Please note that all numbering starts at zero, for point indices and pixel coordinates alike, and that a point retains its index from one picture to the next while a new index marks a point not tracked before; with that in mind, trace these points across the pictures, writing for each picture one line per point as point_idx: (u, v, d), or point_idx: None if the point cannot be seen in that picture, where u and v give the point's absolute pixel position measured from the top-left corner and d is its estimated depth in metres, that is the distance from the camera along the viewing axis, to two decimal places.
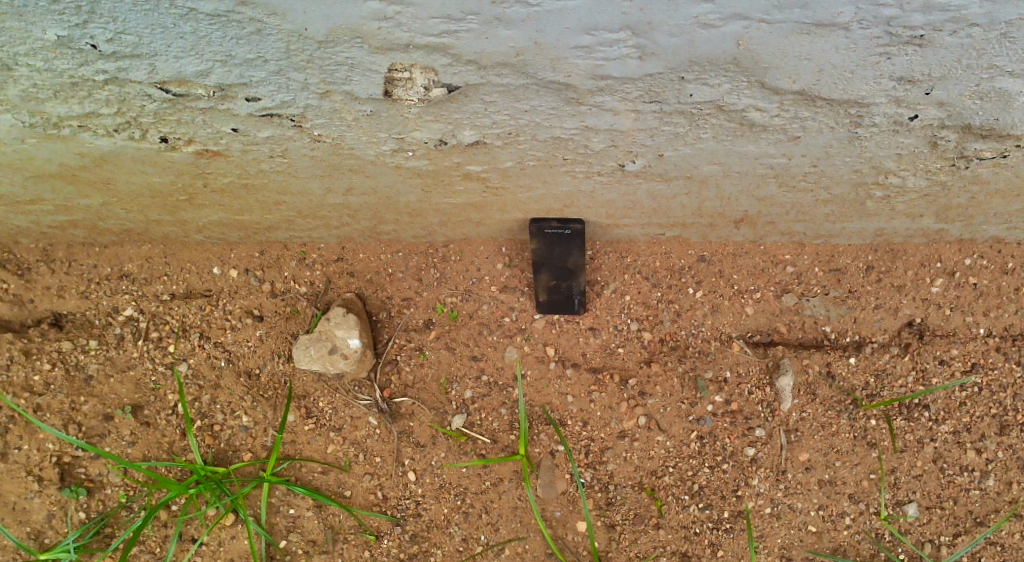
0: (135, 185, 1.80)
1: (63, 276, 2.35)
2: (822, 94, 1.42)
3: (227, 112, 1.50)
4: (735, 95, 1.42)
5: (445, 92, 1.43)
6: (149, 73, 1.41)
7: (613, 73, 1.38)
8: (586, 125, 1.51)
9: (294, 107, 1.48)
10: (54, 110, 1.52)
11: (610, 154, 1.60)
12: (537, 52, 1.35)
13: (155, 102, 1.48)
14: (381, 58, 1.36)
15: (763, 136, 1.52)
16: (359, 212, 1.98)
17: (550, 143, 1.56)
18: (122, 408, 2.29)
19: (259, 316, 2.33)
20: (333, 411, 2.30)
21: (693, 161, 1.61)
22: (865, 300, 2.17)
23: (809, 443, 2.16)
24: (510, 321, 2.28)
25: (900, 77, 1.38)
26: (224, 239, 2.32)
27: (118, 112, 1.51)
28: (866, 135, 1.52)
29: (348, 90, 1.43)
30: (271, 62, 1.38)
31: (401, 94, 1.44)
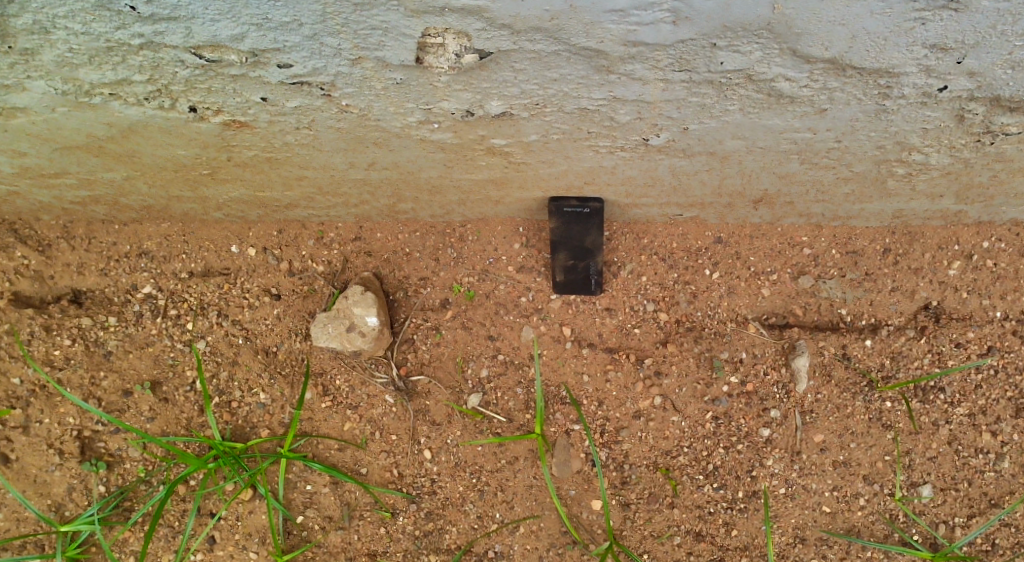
0: (160, 158, 1.81)
1: (83, 253, 2.37)
2: (853, 63, 1.43)
3: (258, 79, 1.51)
4: (766, 63, 1.43)
5: (476, 58, 1.44)
6: (185, 37, 1.42)
7: (645, 39, 1.39)
8: (614, 96, 1.52)
9: (325, 75, 1.50)
10: (88, 77, 1.53)
11: (635, 127, 1.61)
12: (572, 16, 1.36)
13: (188, 69, 1.49)
14: (416, 22, 1.38)
15: (790, 108, 1.53)
16: (379, 189, 1.99)
17: (577, 115, 1.57)
18: (141, 384, 2.31)
19: (276, 294, 2.35)
20: (349, 389, 2.31)
21: (717, 135, 1.61)
22: (881, 283, 2.18)
23: (824, 424, 2.17)
24: (527, 301, 2.29)
25: (933, 44, 1.39)
26: (243, 217, 2.34)
27: (150, 79, 1.52)
28: (894, 107, 1.53)
29: (380, 56, 1.44)
30: (306, 26, 1.39)
31: (432, 61, 1.45)
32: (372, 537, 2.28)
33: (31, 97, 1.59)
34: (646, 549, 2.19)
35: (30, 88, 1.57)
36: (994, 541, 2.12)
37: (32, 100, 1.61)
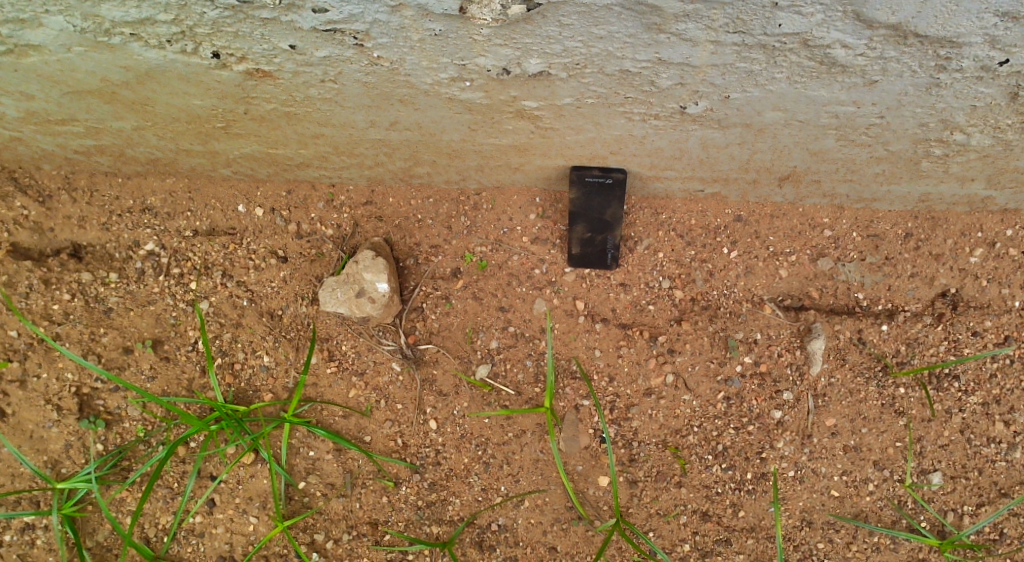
0: (174, 108, 1.75)
1: (85, 206, 2.32)
2: (918, 30, 1.40)
3: (290, 24, 1.46)
4: (825, 27, 1.39)
5: (524, 9, 1.39)
6: None
7: None
8: (660, 58, 1.47)
9: (360, 23, 1.44)
10: (109, 14, 1.47)
11: (674, 94, 1.56)
12: None
13: (216, 9, 1.43)
14: None
15: (840, 78, 1.49)
16: (397, 150, 1.94)
17: (616, 78, 1.53)
18: (141, 342, 2.26)
19: (283, 257, 2.31)
20: (355, 355, 2.27)
21: (757, 105, 1.57)
22: (901, 268, 2.15)
23: (836, 408, 2.14)
24: (540, 273, 2.25)
25: (1005, 12, 1.36)
26: (252, 176, 2.29)
27: (176, 19, 1.47)
28: (948, 81, 1.50)
29: (422, 3, 1.39)
30: None
31: (475, 12, 1.40)
32: (373, 506, 2.24)
33: (47, 34, 1.53)
34: (651, 527, 2.17)
35: (47, 23, 1.51)
36: (1002, 530, 2.11)
37: (48, 37, 1.55)
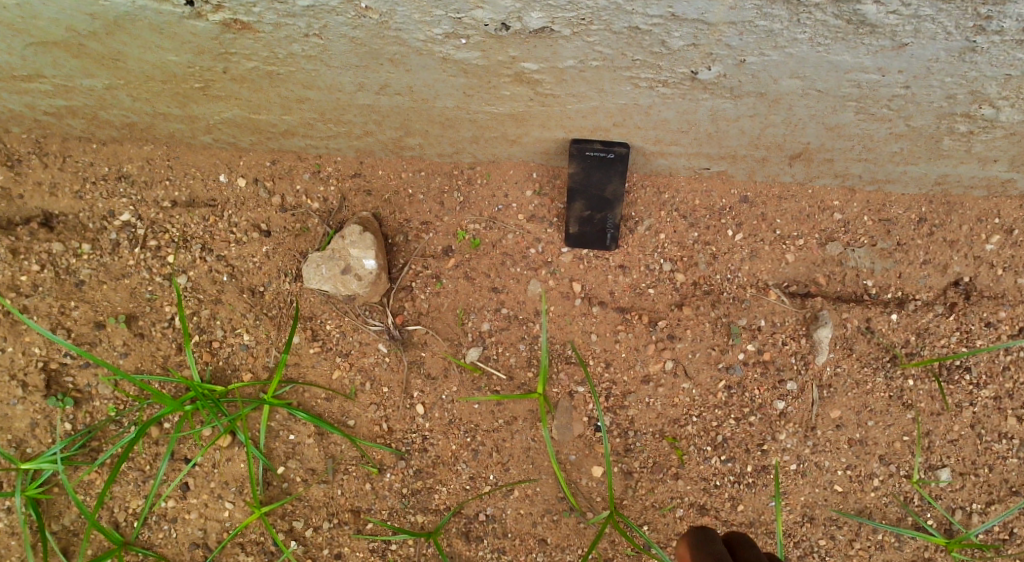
0: (147, 64, 1.64)
1: (57, 172, 2.21)
2: None
3: None
4: None
5: None
6: None
7: None
8: (673, 13, 1.37)
9: None
10: None
11: (686, 57, 1.46)
12: None
13: None
14: None
15: (868, 40, 1.39)
16: (387, 117, 1.83)
17: (624, 36, 1.42)
18: (115, 316, 2.16)
19: (266, 231, 2.21)
20: (341, 335, 2.17)
21: (775, 72, 1.47)
22: (912, 255, 2.05)
23: (842, 400, 2.04)
24: (536, 253, 2.15)
25: None
26: (234, 145, 2.18)
27: None
28: (984, 45, 1.40)
29: None
30: None
31: None
32: (356, 493, 2.14)
33: None
34: (646, 520, 2.07)
35: None
36: (1012, 530, 2.03)
37: None
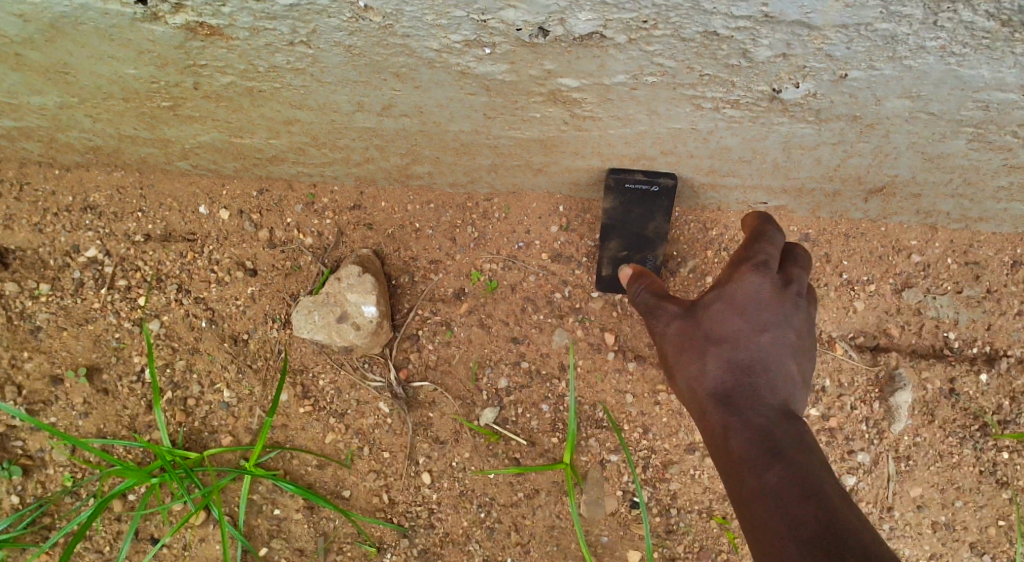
0: (102, 79, 1.36)
1: (13, 201, 1.93)
2: None
3: None
4: None
5: None
6: None
7: None
8: (766, 13, 1.13)
9: None
10: None
11: (771, 72, 1.22)
12: None
13: None
14: None
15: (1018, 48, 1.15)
16: (391, 142, 1.54)
17: (695, 44, 1.18)
18: (74, 370, 1.89)
19: (252, 270, 1.92)
20: (335, 393, 1.88)
21: (886, 89, 1.24)
22: (1006, 304, 1.74)
23: (922, 475, 1.75)
24: (562, 298, 1.86)
25: None
26: (216, 171, 1.90)
27: None
28: None
29: None
30: None
31: None
32: None
33: None
34: None
35: None
36: None
37: None
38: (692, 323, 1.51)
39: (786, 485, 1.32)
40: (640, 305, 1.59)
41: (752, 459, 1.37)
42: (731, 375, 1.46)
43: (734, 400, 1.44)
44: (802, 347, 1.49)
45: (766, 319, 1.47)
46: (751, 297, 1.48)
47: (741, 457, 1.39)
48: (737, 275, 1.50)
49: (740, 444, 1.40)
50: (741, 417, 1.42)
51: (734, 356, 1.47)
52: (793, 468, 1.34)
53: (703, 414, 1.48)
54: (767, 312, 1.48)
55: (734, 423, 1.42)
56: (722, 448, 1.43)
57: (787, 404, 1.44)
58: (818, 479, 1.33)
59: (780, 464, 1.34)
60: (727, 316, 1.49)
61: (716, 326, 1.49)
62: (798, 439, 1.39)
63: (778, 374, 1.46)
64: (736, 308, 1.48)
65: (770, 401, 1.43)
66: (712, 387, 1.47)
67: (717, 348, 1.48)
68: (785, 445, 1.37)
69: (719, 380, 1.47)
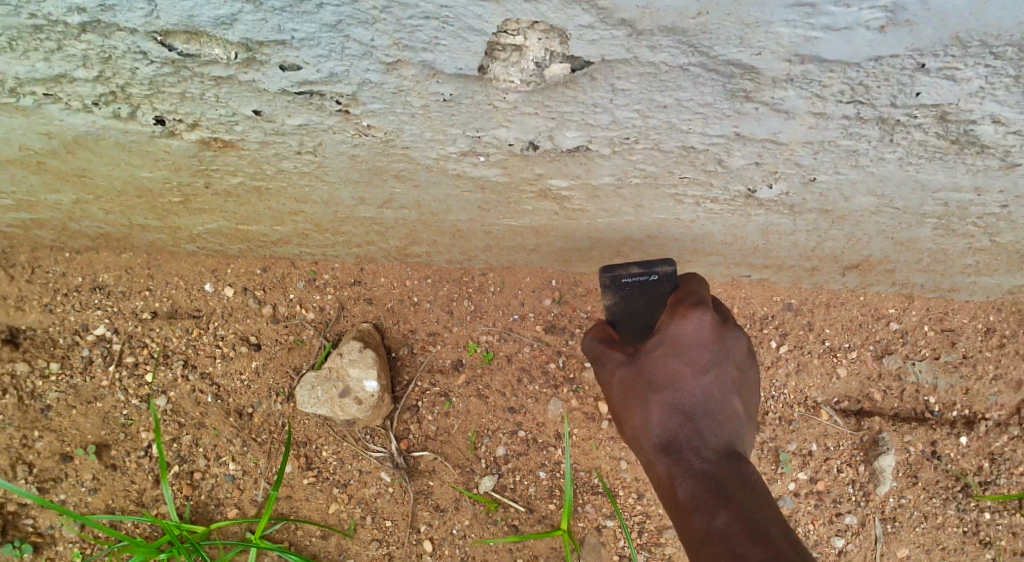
0: (118, 180, 1.44)
1: (24, 285, 2.01)
2: None
3: (252, 85, 1.16)
4: (978, 97, 1.13)
5: (567, 69, 1.11)
6: (146, 18, 1.06)
7: (826, 54, 1.07)
8: (738, 133, 1.21)
9: (344, 84, 1.15)
10: (11, 69, 1.16)
11: (746, 175, 1.31)
12: (729, 10, 1.03)
13: (151, 64, 1.13)
14: (494, 13, 1.04)
15: (971, 160, 1.24)
16: (390, 230, 1.64)
17: (674, 155, 1.27)
18: (83, 447, 1.95)
19: (255, 345, 1.99)
20: (338, 463, 1.95)
21: (849, 190, 1.33)
22: (981, 369, 1.82)
23: (909, 536, 1.81)
24: (556, 369, 1.93)
25: None
26: (221, 252, 1.98)
27: (101, 77, 1.16)
28: None
29: (430, 59, 1.10)
30: (329, 9, 1.03)
31: (499, 73, 1.12)
32: None
33: None
34: None
35: None
36: None
37: None
38: (636, 371, 1.45)
39: (734, 526, 1.29)
40: (590, 353, 1.53)
41: (700, 505, 1.34)
42: (675, 422, 1.42)
43: (677, 448, 1.41)
44: (743, 382, 1.45)
45: (707, 359, 1.43)
46: (693, 337, 1.43)
47: (690, 506, 1.35)
48: (675, 319, 1.44)
49: (688, 492, 1.36)
50: (683, 461, 1.39)
51: (677, 401, 1.43)
52: (740, 506, 1.32)
53: (650, 464, 1.44)
54: (708, 351, 1.43)
55: (679, 471, 1.39)
56: (670, 497, 1.40)
57: (732, 444, 1.41)
58: (763, 515, 1.31)
59: (728, 506, 1.31)
60: (671, 358, 1.43)
61: (659, 372, 1.44)
62: (743, 477, 1.37)
63: (720, 413, 1.43)
64: (678, 350, 1.43)
65: (714, 444, 1.40)
66: (657, 436, 1.43)
67: (661, 395, 1.43)
68: (730, 485, 1.35)
69: (663, 429, 1.42)
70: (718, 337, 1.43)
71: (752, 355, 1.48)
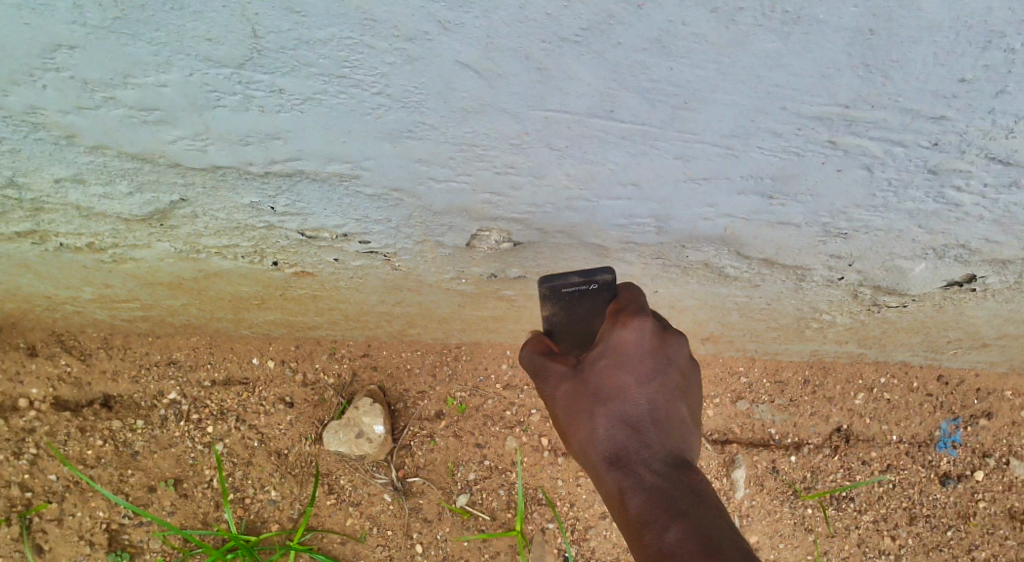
0: (225, 292, 2.20)
1: (119, 362, 2.72)
2: (781, 262, 1.65)
3: (339, 249, 1.76)
4: (718, 257, 1.67)
5: (513, 245, 1.70)
6: (300, 224, 1.61)
7: (634, 240, 1.61)
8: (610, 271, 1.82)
9: (393, 249, 1.75)
10: (206, 243, 1.74)
11: None
12: (586, 226, 1.57)
13: (290, 241, 1.71)
14: (477, 224, 1.60)
15: (733, 282, 1.82)
16: (396, 319, 2.42)
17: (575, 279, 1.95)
18: (164, 481, 2.66)
19: (290, 403, 2.72)
20: (352, 488, 2.68)
21: (679, 298, 2.01)
22: (803, 408, 2.59)
23: (758, 526, 2.58)
24: (511, 414, 2.71)
25: (835, 256, 1.59)
26: (266, 335, 2.71)
27: (256, 246, 1.75)
28: (808, 285, 1.80)
29: (441, 239, 1.69)
30: (395, 222, 1.60)
31: (477, 244, 1.70)
32: None
33: (154, 252, 1.82)
34: None
35: (155, 247, 1.79)
36: None
37: (151, 253, 1.83)
38: (581, 383, 1.62)
39: (685, 539, 1.46)
40: (532, 367, 1.65)
41: (652, 518, 1.51)
42: (621, 432, 1.60)
43: (626, 462, 1.58)
44: (683, 390, 1.64)
45: (648, 368, 1.60)
46: (634, 346, 1.60)
47: (641, 519, 1.53)
48: (616, 331, 1.60)
49: (638, 505, 1.54)
50: (633, 474, 1.57)
51: (623, 413, 1.60)
52: (688, 517, 1.50)
53: (600, 476, 1.61)
54: (649, 358, 1.61)
55: (629, 483, 1.56)
56: (623, 510, 1.57)
57: (677, 451, 1.59)
58: (710, 517, 1.50)
59: (678, 518, 1.50)
60: (615, 371, 1.61)
61: (604, 384, 1.61)
62: (688, 485, 1.55)
63: (663, 420, 1.61)
64: (621, 361, 1.60)
65: (659, 452, 1.58)
66: (607, 448, 1.60)
67: (608, 407, 1.61)
68: (678, 496, 1.53)
69: (612, 441, 1.60)
70: (658, 348, 1.61)
71: (691, 362, 1.66)
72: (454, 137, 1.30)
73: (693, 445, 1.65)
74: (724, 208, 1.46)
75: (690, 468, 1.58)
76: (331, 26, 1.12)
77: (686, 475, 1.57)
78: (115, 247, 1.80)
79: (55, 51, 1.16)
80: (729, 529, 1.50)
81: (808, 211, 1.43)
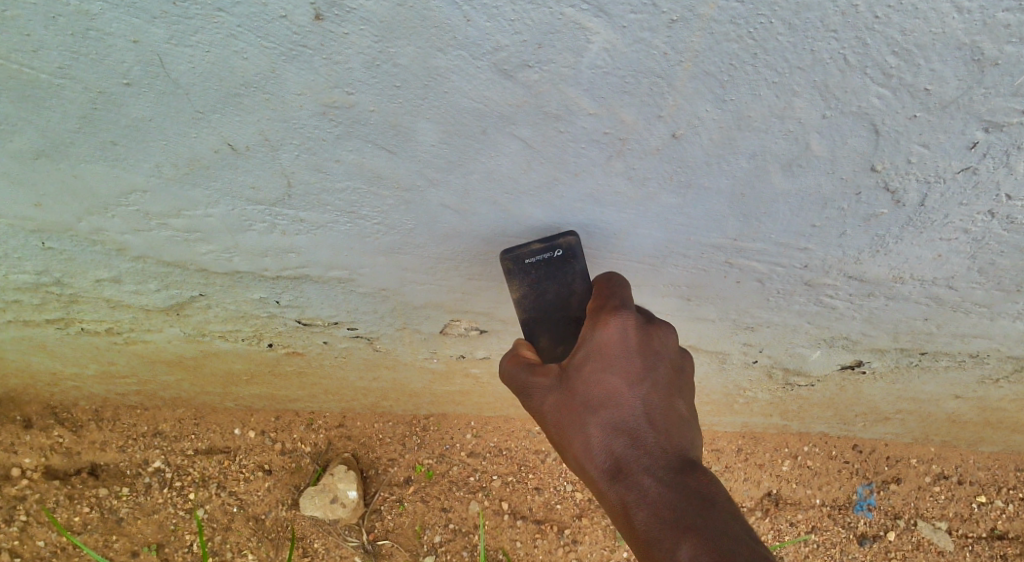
0: (220, 369, 2.44)
1: (107, 433, 2.89)
2: (703, 347, 1.99)
3: (330, 334, 2.04)
4: None
5: (479, 331, 1.99)
6: (299, 313, 1.90)
7: None
8: None
9: (375, 335, 2.04)
10: (214, 327, 2.00)
11: None
12: None
13: (288, 327, 1.99)
14: (447, 316, 1.90)
15: None
16: (371, 392, 2.68)
17: None
18: (147, 546, 2.78)
19: (268, 470, 2.90)
20: (325, 550, 2.86)
21: None
22: (736, 474, 2.88)
23: None
24: (474, 480, 2.95)
25: (747, 343, 1.95)
26: (248, 407, 2.92)
27: (257, 330, 2.02)
28: (728, 366, 2.12)
29: (418, 325, 1.97)
30: (380, 313, 1.90)
31: (449, 330, 2.00)
32: None
33: (162, 336, 2.08)
34: None
35: (166, 331, 2.04)
36: None
37: (161, 336, 2.08)
38: (568, 393, 1.51)
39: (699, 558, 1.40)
40: (512, 381, 1.55)
41: (661, 535, 1.45)
42: (618, 442, 1.50)
43: (626, 473, 1.49)
44: (676, 382, 1.54)
45: (638, 368, 1.50)
46: (620, 344, 1.49)
47: (649, 538, 1.46)
48: (600, 331, 1.49)
49: (644, 521, 1.47)
50: (635, 486, 1.48)
51: (616, 418, 1.50)
52: (699, 529, 1.43)
53: (598, 486, 1.53)
54: (636, 358, 1.50)
55: (632, 498, 1.48)
56: (629, 525, 1.50)
57: (680, 450, 1.50)
58: (721, 526, 1.43)
59: (687, 533, 1.43)
60: (604, 374, 1.50)
61: (593, 391, 1.50)
62: (697, 489, 1.46)
63: (660, 421, 1.51)
64: (609, 365, 1.49)
65: (662, 456, 1.49)
66: (604, 461, 1.51)
67: (599, 415, 1.51)
68: (687, 506, 1.44)
69: (608, 451, 1.51)
70: (646, 342, 1.50)
71: (680, 348, 1.56)
72: (438, 254, 1.63)
73: (694, 435, 1.55)
74: (653, 307, 1.80)
75: (695, 467, 1.49)
76: (348, 181, 1.43)
77: (693, 477, 1.47)
78: (131, 332, 2.06)
79: (130, 193, 1.48)
80: (745, 533, 1.45)
81: (719, 308, 1.80)
